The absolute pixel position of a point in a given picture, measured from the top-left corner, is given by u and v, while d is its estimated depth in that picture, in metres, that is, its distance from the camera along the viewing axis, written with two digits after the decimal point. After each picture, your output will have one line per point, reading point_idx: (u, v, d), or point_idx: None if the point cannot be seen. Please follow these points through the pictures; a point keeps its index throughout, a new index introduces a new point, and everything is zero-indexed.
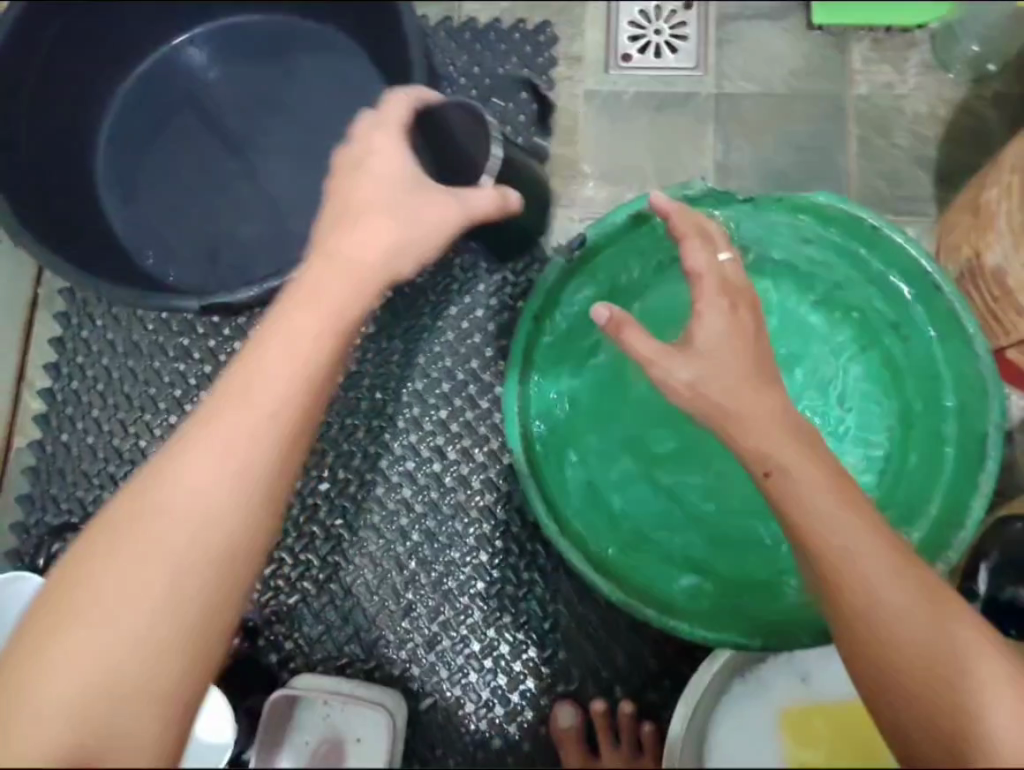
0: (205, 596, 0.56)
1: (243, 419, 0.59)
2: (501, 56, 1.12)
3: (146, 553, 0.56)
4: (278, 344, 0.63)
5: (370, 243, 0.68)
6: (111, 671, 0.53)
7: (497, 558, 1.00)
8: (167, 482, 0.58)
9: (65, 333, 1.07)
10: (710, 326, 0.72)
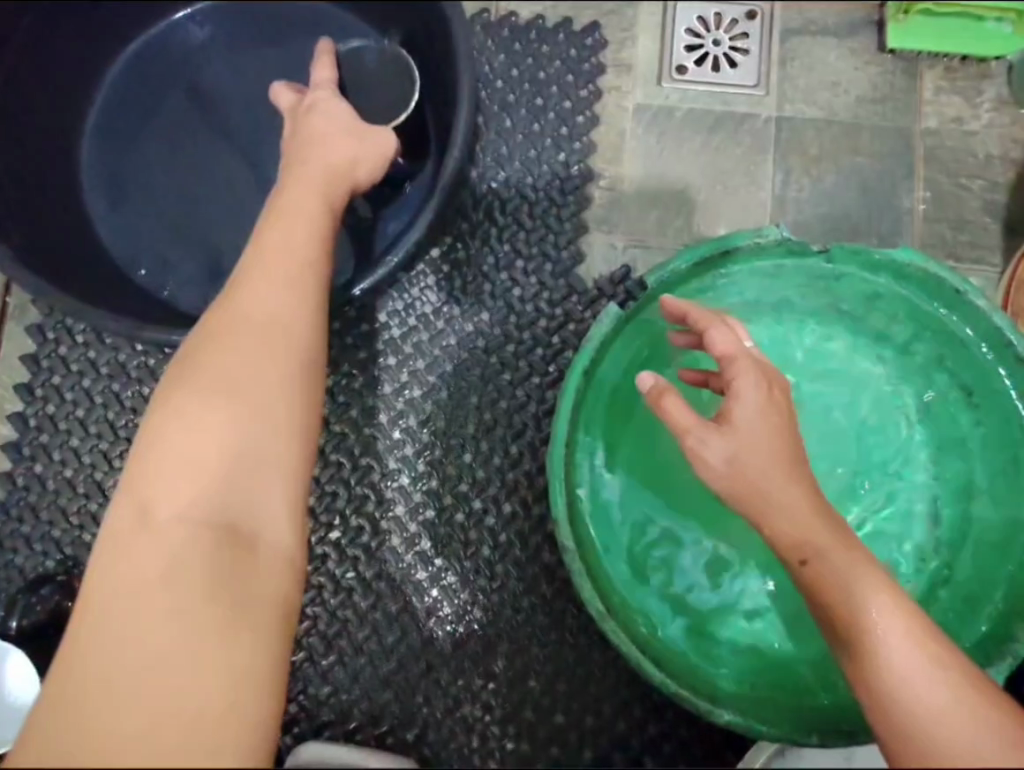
0: (301, 403, 0.56)
1: (285, 255, 0.64)
2: (544, 58, 1.00)
3: (234, 362, 0.55)
4: (291, 209, 0.70)
5: (337, 152, 0.78)
6: (222, 468, 0.50)
7: (524, 618, 0.93)
8: (236, 313, 0.58)
9: (40, 350, 0.94)
10: (747, 408, 0.68)
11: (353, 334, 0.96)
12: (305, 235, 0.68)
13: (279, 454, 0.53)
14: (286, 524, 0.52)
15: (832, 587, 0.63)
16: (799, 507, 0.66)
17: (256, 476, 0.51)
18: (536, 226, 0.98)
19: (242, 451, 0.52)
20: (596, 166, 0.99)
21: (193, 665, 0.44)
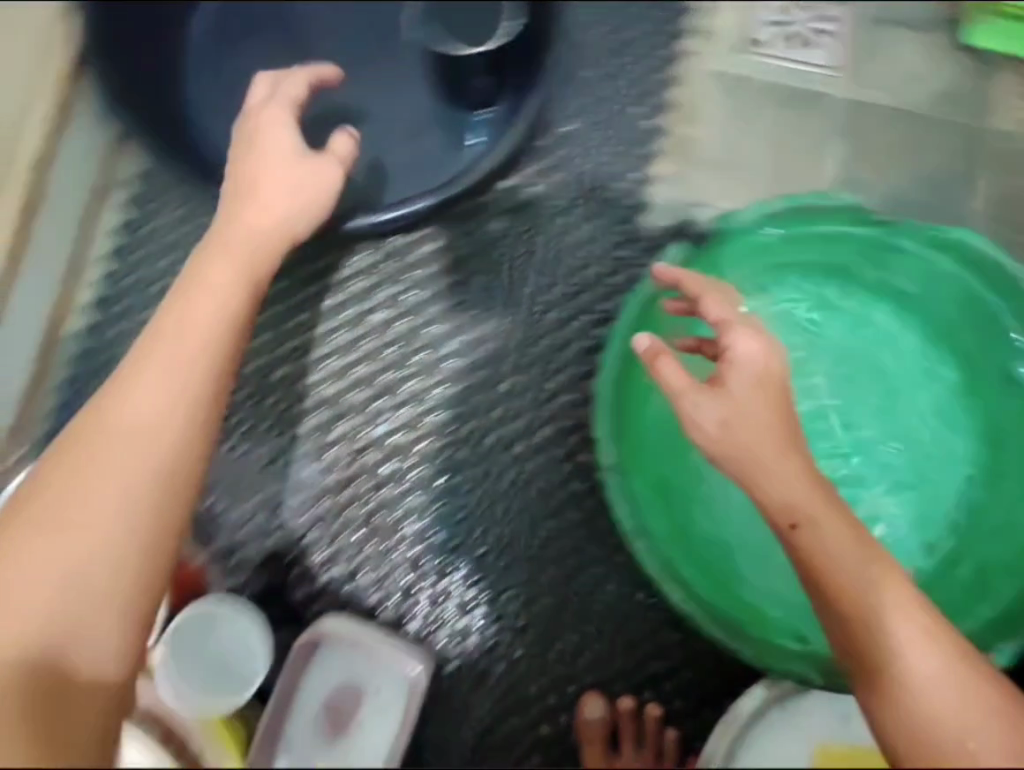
0: (139, 517, 0.66)
1: (176, 353, 0.70)
2: (632, 20, 1.06)
3: (63, 548, 0.64)
4: (199, 295, 0.74)
5: (281, 199, 0.80)
6: (70, 612, 0.63)
7: (546, 535, 0.98)
8: (148, 368, 0.70)
9: (135, 222, 1.02)
10: (742, 378, 0.68)
11: (420, 251, 1.03)
12: (208, 311, 0.73)
13: (101, 572, 0.64)
14: (114, 638, 0.64)
15: (826, 562, 0.61)
16: (792, 481, 0.63)
17: (105, 596, 0.64)
18: (605, 172, 1.03)
19: (92, 571, 0.64)
20: (669, 124, 1.04)
21: (18, 745, 0.55)
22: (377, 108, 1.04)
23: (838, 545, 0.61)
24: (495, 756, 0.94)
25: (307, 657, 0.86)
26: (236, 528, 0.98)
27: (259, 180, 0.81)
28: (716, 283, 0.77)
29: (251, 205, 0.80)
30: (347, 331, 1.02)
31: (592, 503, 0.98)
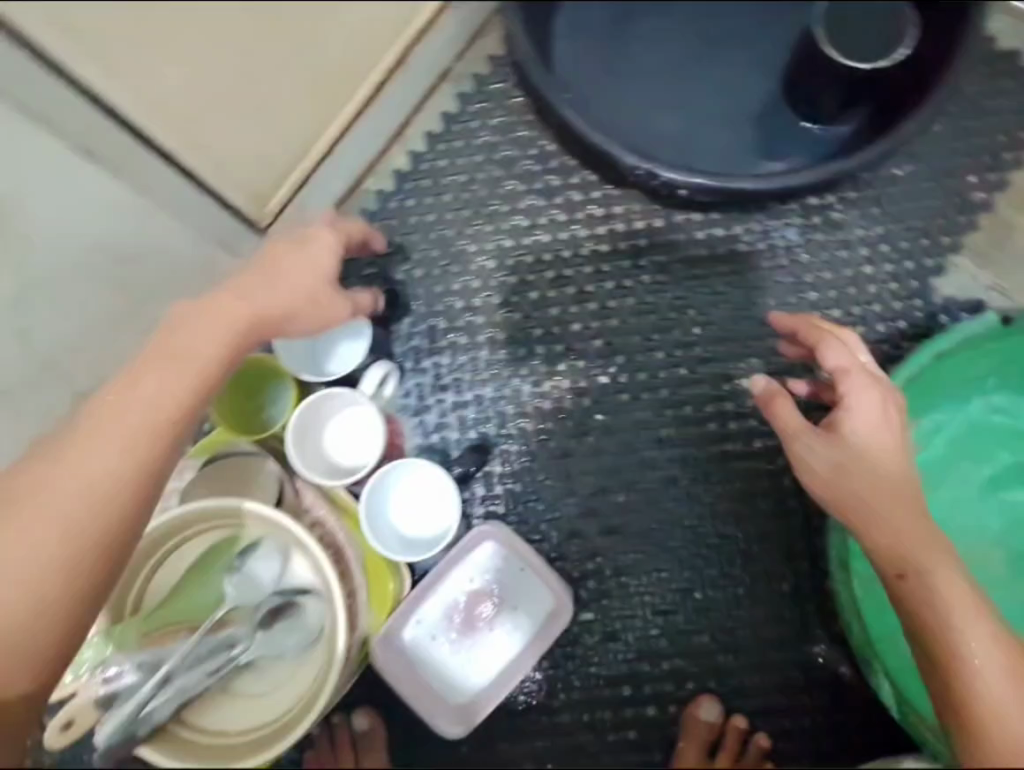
0: (33, 612, 0.64)
1: (117, 428, 0.68)
2: (1004, 89, 1.02)
3: (52, 521, 0.65)
4: (153, 383, 0.70)
5: (297, 283, 0.77)
6: (23, 595, 0.63)
7: (719, 538, 1.00)
8: (85, 439, 0.67)
9: (457, 114, 1.09)
10: (859, 424, 0.76)
11: (705, 232, 1.05)
12: (160, 400, 0.69)
13: (71, 572, 0.65)
14: (13, 659, 0.64)
15: (922, 606, 0.69)
16: (900, 527, 0.72)
17: (65, 570, 0.64)
18: (916, 225, 1.01)
19: (47, 571, 0.64)
20: (999, 203, 1.00)
21: None
22: (717, 85, 1.04)
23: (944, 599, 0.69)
24: (595, 713, 0.98)
25: (473, 544, 0.99)
26: (446, 411, 1.04)
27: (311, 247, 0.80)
28: (835, 328, 0.84)
29: (288, 258, 0.78)
30: (609, 281, 1.06)
31: (775, 527, 0.99)
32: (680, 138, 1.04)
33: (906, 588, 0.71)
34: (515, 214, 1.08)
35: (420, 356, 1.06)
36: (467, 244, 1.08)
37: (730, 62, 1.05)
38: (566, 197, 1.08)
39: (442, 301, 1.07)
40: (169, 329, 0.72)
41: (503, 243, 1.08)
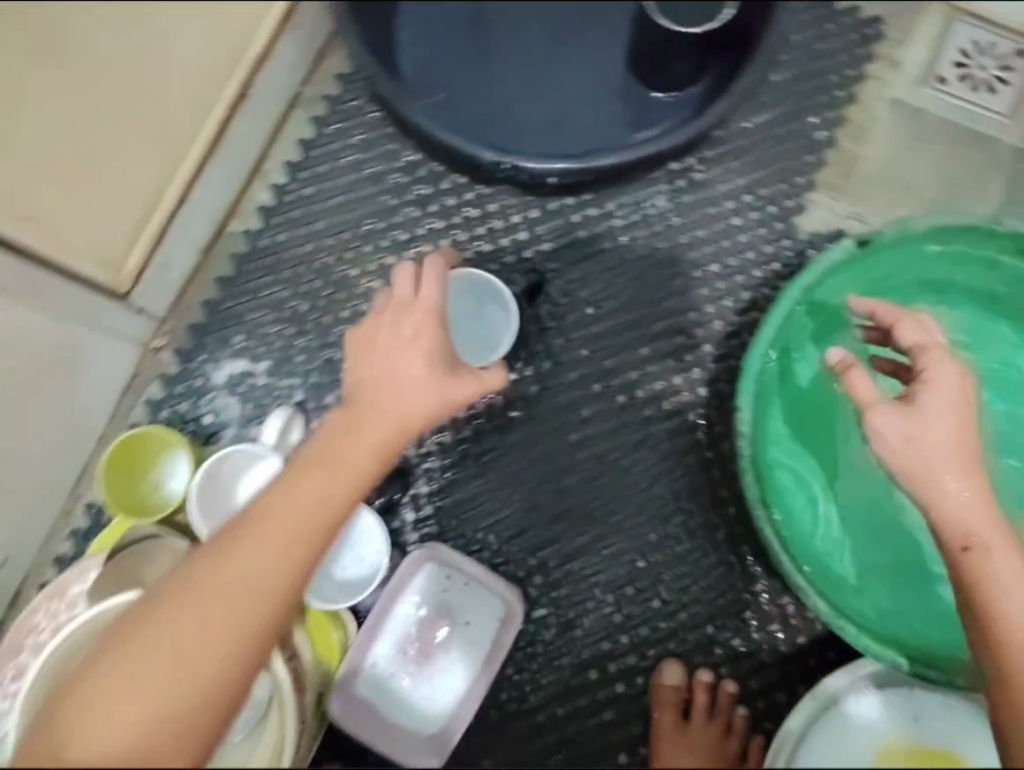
0: (217, 694, 0.59)
1: (286, 512, 0.64)
2: (826, 34, 1.08)
3: (206, 618, 0.60)
4: (321, 476, 0.67)
5: (418, 384, 0.72)
6: (165, 687, 0.57)
7: (650, 507, 1.02)
8: (253, 523, 0.64)
9: (314, 138, 1.05)
10: (938, 399, 0.71)
11: (580, 213, 1.06)
12: (319, 491, 0.66)
13: (221, 666, 0.59)
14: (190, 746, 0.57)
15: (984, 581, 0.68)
16: (958, 498, 0.68)
17: (226, 658, 0.59)
18: (773, 171, 1.06)
19: (195, 656, 0.59)
20: (839, 138, 1.07)
21: None
22: (572, 69, 1.05)
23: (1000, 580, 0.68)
24: (569, 702, 0.99)
25: (408, 559, 0.98)
26: None
27: (421, 336, 0.73)
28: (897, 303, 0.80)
29: (398, 359, 0.72)
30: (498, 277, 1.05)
31: (702, 483, 1.02)
32: (543, 126, 1.05)
33: (969, 562, 0.69)
34: (393, 229, 1.05)
35: (322, 392, 1.02)
36: (347, 268, 1.04)
37: (573, 44, 1.06)
38: (441, 204, 1.05)
39: (334, 331, 1.03)
40: (328, 430, 0.70)
41: (386, 261, 1.05)
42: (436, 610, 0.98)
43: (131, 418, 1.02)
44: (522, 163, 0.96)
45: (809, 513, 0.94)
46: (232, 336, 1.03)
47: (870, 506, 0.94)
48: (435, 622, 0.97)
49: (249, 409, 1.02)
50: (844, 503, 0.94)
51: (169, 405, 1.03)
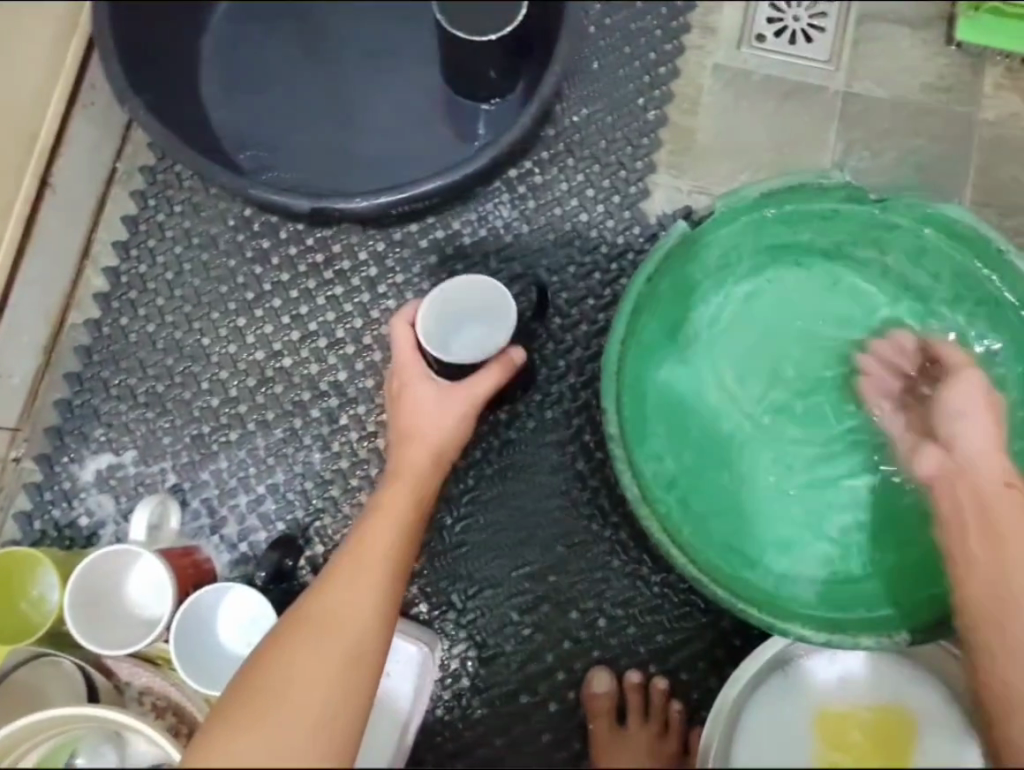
0: (350, 706, 0.66)
1: (368, 552, 0.76)
2: (637, 13, 1.07)
3: (320, 653, 0.67)
4: (380, 524, 0.79)
5: (430, 418, 0.85)
6: (306, 711, 0.63)
7: (550, 519, 1.00)
8: (347, 567, 0.75)
9: (140, 214, 1.02)
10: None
11: (427, 238, 1.04)
12: (388, 535, 0.78)
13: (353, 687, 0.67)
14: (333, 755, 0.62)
15: (988, 494, 0.78)
16: (981, 438, 0.80)
17: (354, 670, 0.67)
18: (610, 160, 1.05)
19: (329, 669, 0.66)
20: (671, 115, 1.06)
21: None
22: (388, 97, 1.05)
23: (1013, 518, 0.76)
24: (505, 732, 0.96)
25: None
26: (244, 515, 0.98)
27: (410, 382, 0.87)
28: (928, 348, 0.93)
29: (427, 428, 0.85)
30: (356, 318, 1.02)
31: (597, 485, 1.01)
32: (370, 160, 1.03)
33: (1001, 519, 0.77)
34: (239, 290, 1.02)
35: (196, 471, 0.99)
36: (198, 338, 1.01)
37: (384, 74, 1.05)
38: (282, 255, 1.03)
39: (197, 404, 1.00)
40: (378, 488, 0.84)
41: (237, 323, 1.01)
42: None
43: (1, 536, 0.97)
44: (338, 203, 0.93)
45: (697, 504, 0.92)
46: (92, 430, 0.99)
47: (755, 485, 0.93)
48: None
49: (124, 502, 0.98)
50: (730, 487, 0.93)
51: (39, 515, 0.97)
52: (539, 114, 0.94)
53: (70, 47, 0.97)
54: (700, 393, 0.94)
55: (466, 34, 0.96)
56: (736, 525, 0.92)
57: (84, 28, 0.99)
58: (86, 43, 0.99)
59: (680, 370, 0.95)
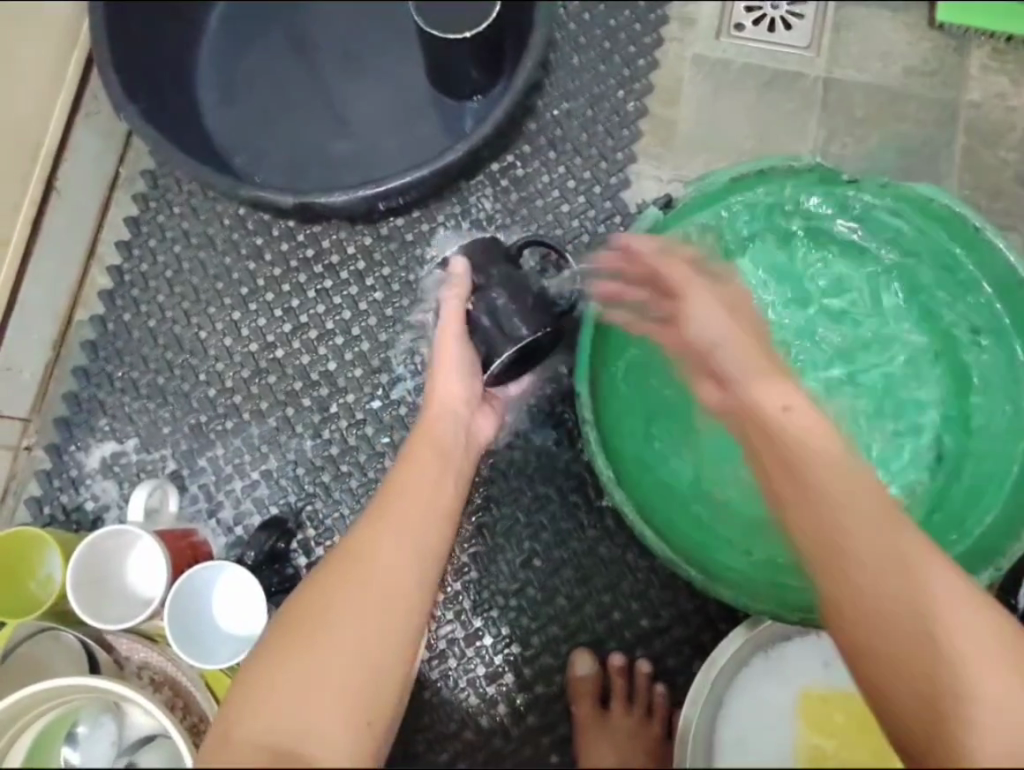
0: (396, 646, 0.65)
1: (418, 488, 0.74)
2: (616, 8, 1.09)
3: (355, 644, 0.63)
4: (422, 464, 0.77)
5: (449, 367, 0.86)
6: (337, 700, 0.61)
7: (534, 503, 1.02)
8: (392, 503, 0.73)
9: (142, 215, 1.08)
10: (703, 310, 0.72)
11: (413, 232, 1.07)
12: (436, 478, 0.76)
13: (390, 679, 0.64)
14: (376, 695, 0.63)
15: (790, 470, 0.63)
16: (755, 371, 0.67)
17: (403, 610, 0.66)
18: (591, 152, 1.07)
19: (379, 609, 0.65)
20: (650, 106, 1.08)
21: None
22: (375, 98, 1.09)
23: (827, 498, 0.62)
24: (490, 712, 0.98)
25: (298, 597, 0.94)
26: (240, 501, 1.03)
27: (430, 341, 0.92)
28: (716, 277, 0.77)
29: (443, 379, 0.85)
30: (347, 309, 1.05)
31: (581, 470, 1.03)
32: (358, 159, 1.08)
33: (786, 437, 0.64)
34: (234, 285, 1.07)
35: (195, 459, 1.03)
36: (196, 332, 1.06)
37: (371, 76, 1.10)
38: (276, 251, 1.07)
39: (195, 395, 1.05)
40: (418, 429, 0.82)
41: (233, 317, 1.06)
42: None
43: (13, 521, 1.02)
44: (322, 198, 0.95)
45: (672, 486, 0.94)
46: (98, 421, 1.05)
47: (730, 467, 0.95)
48: None
49: (127, 489, 1.03)
50: (710, 471, 0.95)
51: (48, 501, 1.03)
52: (515, 106, 0.96)
53: (70, 61, 1.03)
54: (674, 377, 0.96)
55: (433, 30, 0.99)
56: (712, 504, 0.94)
57: (85, 43, 1.05)
58: (85, 58, 1.06)
59: (654, 356, 0.96)
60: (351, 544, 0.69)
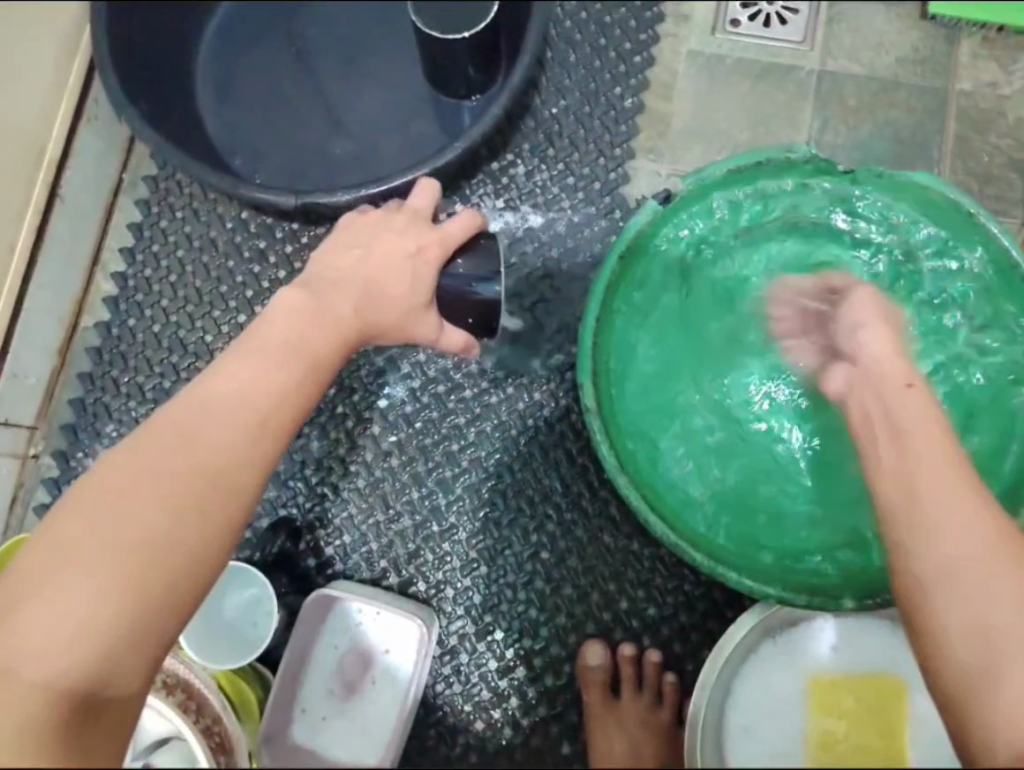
0: (190, 556, 0.58)
1: (240, 381, 0.64)
2: (612, 5, 1.10)
3: (140, 545, 0.57)
4: (253, 355, 0.66)
5: (381, 276, 0.75)
6: (99, 637, 0.55)
7: (541, 495, 1.03)
8: (205, 398, 0.63)
9: (144, 220, 1.09)
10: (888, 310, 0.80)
11: None
12: (269, 370, 0.66)
13: (158, 608, 0.56)
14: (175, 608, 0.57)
15: (910, 445, 0.67)
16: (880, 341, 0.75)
17: (197, 518, 0.59)
18: (590, 148, 1.08)
19: (168, 516, 0.58)
20: (647, 101, 1.09)
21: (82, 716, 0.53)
22: (374, 99, 1.10)
23: (938, 466, 0.65)
24: (501, 707, 0.99)
25: (311, 596, 0.94)
26: None
27: (417, 267, 0.77)
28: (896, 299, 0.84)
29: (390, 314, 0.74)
30: None
31: (586, 463, 1.03)
32: (359, 160, 1.08)
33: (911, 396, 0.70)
34: (237, 289, 1.07)
35: None
36: (201, 336, 1.06)
37: (370, 77, 1.10)
38: (278, 254, 1.08)
39: None
40: (277, 315, 0.70)
41: (237, 320, 1.06)
42: (330, 626, 0.94)
43: (22, 529, 1.02)
44: (323, 198, 0.96)
45: (676, 474, 0.94)
46: (104, 426, 1.05)
47: (738, 463, 0.95)
48: (338, 674, 0.92)
49: None
50: (714, 460, 0.95)
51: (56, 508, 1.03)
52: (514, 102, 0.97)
53: (71, 70, 1.04)
54: (679, 378, 0.97)
55: (428, 31, 1.00)
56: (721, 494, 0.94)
57: (85, 50, 1.06)
58: (87, 65, 1.06)
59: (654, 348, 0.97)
60: (146, 444, 0.61)
